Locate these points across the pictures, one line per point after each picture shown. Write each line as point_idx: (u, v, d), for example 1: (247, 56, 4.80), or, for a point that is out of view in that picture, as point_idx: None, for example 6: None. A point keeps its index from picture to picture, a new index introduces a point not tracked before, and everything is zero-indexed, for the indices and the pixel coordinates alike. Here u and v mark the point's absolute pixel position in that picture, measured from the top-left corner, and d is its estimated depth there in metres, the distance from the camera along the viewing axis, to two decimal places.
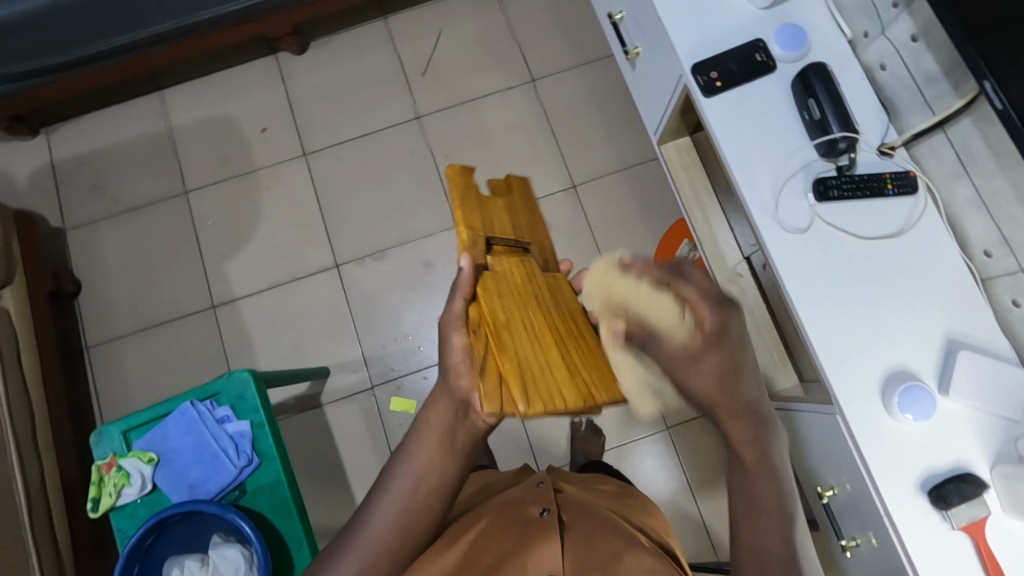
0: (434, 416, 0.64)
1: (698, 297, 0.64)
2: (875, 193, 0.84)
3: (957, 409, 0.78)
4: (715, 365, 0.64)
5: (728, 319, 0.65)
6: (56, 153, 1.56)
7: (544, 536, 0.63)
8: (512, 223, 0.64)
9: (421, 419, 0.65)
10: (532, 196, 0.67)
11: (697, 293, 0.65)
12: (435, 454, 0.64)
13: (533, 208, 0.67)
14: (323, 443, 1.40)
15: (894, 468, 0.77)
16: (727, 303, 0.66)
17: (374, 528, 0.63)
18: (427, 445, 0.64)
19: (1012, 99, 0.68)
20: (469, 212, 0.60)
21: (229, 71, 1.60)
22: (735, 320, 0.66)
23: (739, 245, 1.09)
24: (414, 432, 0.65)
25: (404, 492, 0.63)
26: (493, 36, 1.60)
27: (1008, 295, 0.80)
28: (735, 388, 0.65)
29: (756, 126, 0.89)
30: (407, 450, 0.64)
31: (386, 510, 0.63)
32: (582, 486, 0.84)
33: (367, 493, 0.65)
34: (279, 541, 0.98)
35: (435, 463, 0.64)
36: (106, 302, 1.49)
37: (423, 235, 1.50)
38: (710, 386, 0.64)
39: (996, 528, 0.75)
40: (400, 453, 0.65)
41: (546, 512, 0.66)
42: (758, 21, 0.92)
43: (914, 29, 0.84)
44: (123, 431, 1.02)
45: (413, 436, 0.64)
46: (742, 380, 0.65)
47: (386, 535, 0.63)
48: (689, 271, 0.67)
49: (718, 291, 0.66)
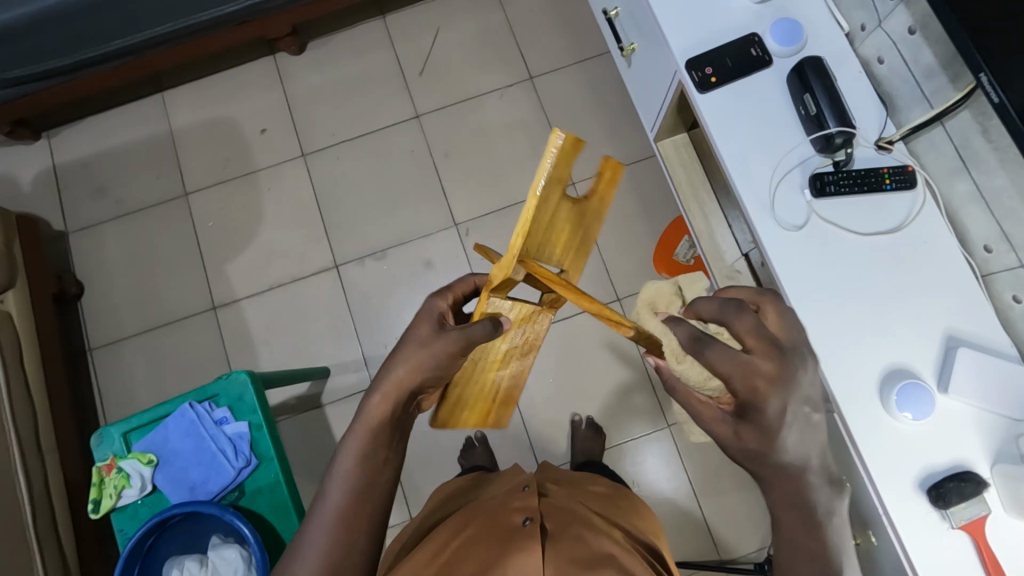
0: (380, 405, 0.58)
1: (732, 367, 0.54)
2: (872, 188, 0.83)
3: (957, 407, 0.77)
4: (742, 439, 0.55)
5: (787, 376, 0.54)
6: (58, 157, 1.57)
7: (526, 542, 0.61)
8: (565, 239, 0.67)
9: (364, 410, 0.58)
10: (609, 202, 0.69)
11: (737, 365, 0.54)
12: (388, 439, 0.57)
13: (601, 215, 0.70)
14: (325, 442, 1.41)
15: (893, 468, 0.76)
16: (780, 354, 0.55)
17: (324, 532, 0.53)
18: (376, 431, 0.57)
19: (1009, 93, 0.67)
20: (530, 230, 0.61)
21: (228, 73, 1.60)
22: (798, 381, 0.54)
23: (738, 243, 1.08)
24: (356, 421, 0.58)
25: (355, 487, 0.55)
26: (492, 34, 1.59)
27: (1008, 291, 0.79)
28: (778, 466, 0.54)
29: (752, 122, 0.88)
30: (351, 447, 0.56)
31: (333, 513, 0.53)
32: (573, 488, 0.84)
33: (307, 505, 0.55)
34: (278, 542, 0.99)
35: (389, 447, 0.57)
36: (109, 304, 1.50)
37: (423, 234, 1.50)
38: (739, 451, 0.56)
39: (997, 527, 0.74)
40: (343, 452, 0.56)
41: (528, 521, 0.65)
42: (754, 16, 0.91)
43: (911, 22, 0.82)
44: (123, 432, 1.03)
45: (356, 429, 0.57)
46: (790, 449, 0.54)
47: (337, 540, 0.53)
48: (738, 323, 0.57)
49: (770, 339, 0.56)
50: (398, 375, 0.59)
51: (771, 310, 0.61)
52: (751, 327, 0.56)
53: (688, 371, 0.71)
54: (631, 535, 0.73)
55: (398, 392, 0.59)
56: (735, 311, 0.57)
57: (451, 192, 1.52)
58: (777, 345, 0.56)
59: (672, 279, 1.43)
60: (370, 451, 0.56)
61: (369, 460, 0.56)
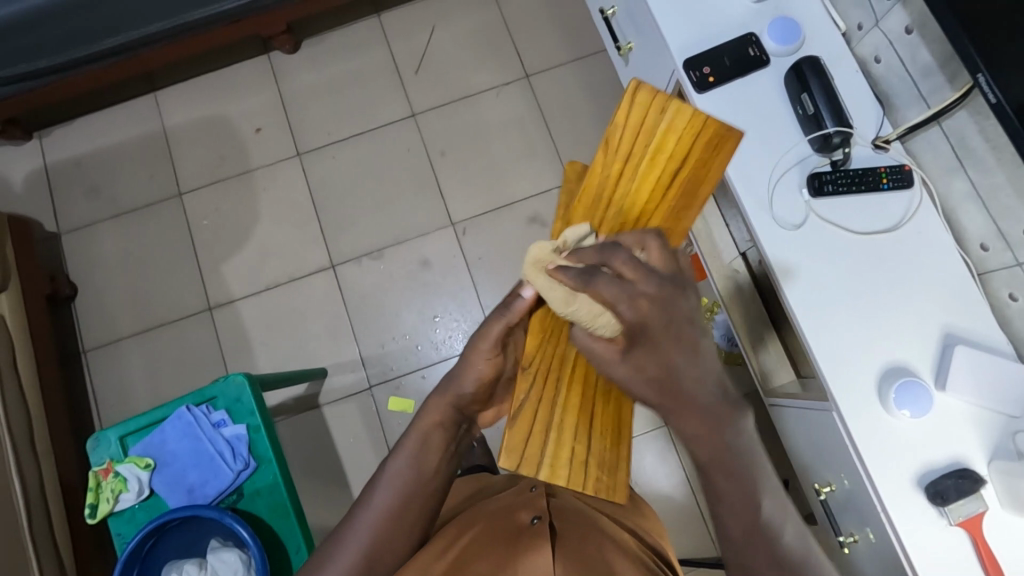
0: (434, 422, 0.62)
1: (615, 295, 0.45)
2: (869, 188, 0.83)
3: (954, 404, 0.77)
4: (646, 367, 0.47)
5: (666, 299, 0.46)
6: (50, 157, 1.55)
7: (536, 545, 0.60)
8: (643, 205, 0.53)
9: (420, 421, 0.63)
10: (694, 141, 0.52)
11: (617, 290, 0.45)
12: (436, 457, 0.63)
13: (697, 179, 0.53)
14: (323, 443, 1.40)
15: (890, 464, 0.77)
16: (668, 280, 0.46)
17: (369, 527, 0.61)
18: (431, 446, 0.63)
19: (1006, 92, 0.67)
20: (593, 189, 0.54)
21: (221, 72, 1.59)
22: (682, 304, 0.47)
23: (736, 241, 1.07)
24: (412, 427, 0.63)
25: (403, 488, 0.62)
26: (487, 32, 1.59)
27: (1005, 289, 0.80)
28: (678, 392, 0.48)
29: (750, 123, 0.88)
30: (405, 450, 0.63)
31: (368, 525, 0.61)
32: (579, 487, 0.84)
33: (362, 491, 0.64)
34: (277, 545, 0.98)
35: (432, 475, 0.63)
36: (104, 306, 1.48)
37: (420, 233, 1.49)
38: (643, 389, 0.48)
39: (994, 524, 0.74)
40: (397, 452, 0.63)
41: (537, 519, 0.65)
42: (751, 15, 0.91)
43: (908, 21, 0.83)
44: (120, 436, 1.02)
45: (411, 438, 0.62)
46: (687, 376, 0.47)
47: (376, 534, 0.61)
48: (612, 257, 0.46)
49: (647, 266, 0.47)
50: (446, 393, 0.62)
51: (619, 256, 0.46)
52: (610, 286, 0.45)
53: (582, 316, 0.47)
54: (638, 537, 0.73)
55: (447, 414, 0.62)
56: (610, 249, 0.47)
57: (448, 191, 1.51)
58: (658, 274, 0.46)
59: None
60: (415, 472, 0.62)
61: (410, 479, 0.62)
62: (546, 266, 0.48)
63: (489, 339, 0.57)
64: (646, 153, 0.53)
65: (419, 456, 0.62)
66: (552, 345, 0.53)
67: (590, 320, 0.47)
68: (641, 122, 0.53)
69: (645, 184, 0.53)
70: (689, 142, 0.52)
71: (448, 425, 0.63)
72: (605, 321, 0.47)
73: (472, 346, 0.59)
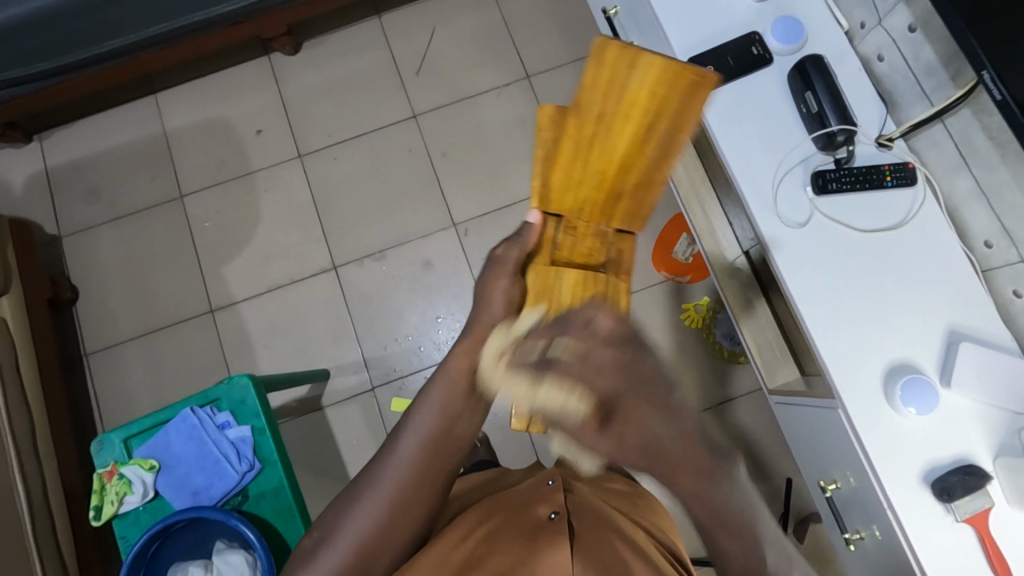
0: (462, 362, 0.68)
1: (583, 377, 0.49)
2: (874, 185, 0.83)
3: (959, 401, 0.78)
4: (628, 441, 0.51)
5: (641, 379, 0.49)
6: (50, 159, 1.55)
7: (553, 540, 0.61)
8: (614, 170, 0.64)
9: (449, 362, 0.68)
10: (673, 95, 0.61)
11: (580, 368, 0.49)
12: (460, 400, 0.67)
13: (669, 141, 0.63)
14: (326, 445, 1.40)
15: (897, 461, 0.77)
16: (618, 346, 0.50)
17: (400, 467, 0.65)
18: (457, 387, 0.67)
19: (1010, 88, 0.68)
20: (569, 145, 0.64)
21: (222, 73, 1.59)
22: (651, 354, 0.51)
23: (738, 238, 1.09)
24: (438, 376, 0.69)
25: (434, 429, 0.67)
26: (488, 33, 1.59)
27: (1009, 286, 0.80)
28: (663, 460, 0.53)
29: (754, 121, 0.88)
30: (435, 393, 0.68)
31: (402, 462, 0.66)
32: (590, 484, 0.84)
33: (390, 436, 0.68)
34: (284, 547, 0.98)
35: (456, 416, 0.68)
36: (105, 308, 1.48)
37: (421, 234, 1.49)
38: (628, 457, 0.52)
39: (1000, 520, 0.75)
40: (426, 398, 0.68)
41: (555, 515, 0.65)
42: (755, 14, 0.91)
43: (911, 20, 0.83)
44: (123, 438, 1.01)
45: (440, 381, 0.68)
46: (668, 442, 0.52)
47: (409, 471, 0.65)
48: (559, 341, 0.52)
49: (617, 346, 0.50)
50: (472, 336, 0.68)
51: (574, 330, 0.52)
52: (568, 371, 0.49)
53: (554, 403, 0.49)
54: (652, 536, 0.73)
55: (476, 356, 0.68)
56: (554, 330, 0.53)
57: (450, 192, 1.51)
58: (612, 343, 0.50)
59: (672, 276, 1.41)
60: (443, 414, 0.67)
61: (439, 419, 0.67)
62: (496, 368, 0.57)
63: (509, 265, 0.66)
64: (621, 113, 0.62)
65: (448, 398, 0.67)
66: (548, 304, 0.63)
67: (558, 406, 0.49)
68: (611, 74, 0.62)
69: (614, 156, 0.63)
70: (662, 95, 0.61)
71: (475, 368, 0.68)
72: (570, 404, 0.49)
73: (493, 272, 0.67)
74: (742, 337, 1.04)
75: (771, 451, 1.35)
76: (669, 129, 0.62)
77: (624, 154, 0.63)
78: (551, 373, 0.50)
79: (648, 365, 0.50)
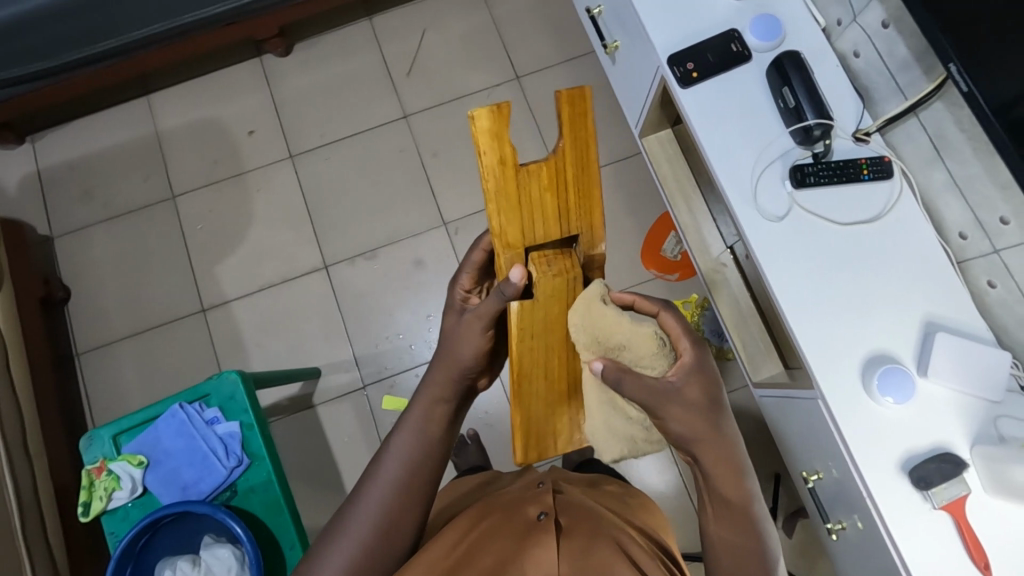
0: (437, 389, 0.66)
1: (677, 410, 0.61)
2: (850, 178, 0.85)
3: (936, 390, 0.79)
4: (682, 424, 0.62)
5: (711, 401, 0.63)
6: (43, 161, 1.56)
7: (543, 534, 0.63)
8: (561, 201, 0.59)
9: (423, 390, 0.66)
10: (591, 144, 0.58)
11: (683, 406, 0.61)
12: (438, 426, 0.66)
13: (590, 161, 0.59)
14: (317, 442, 1.41)
15: (876, 451, 0.78)
16: (693, 373, 0.63)
17: (379, 496, 0.63)
18: (435, 412, 0.66)
19: (978, 82, 0.70)
20: (512, 207, 0.58)
21: (214, 75, 1.60)
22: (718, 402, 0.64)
23: (723, 236, 1.10)
24: (413, 402, 0.67)
25: (412, 457, 0.64)
26: (479, 35, 1.61)
27: (984, 277, 0.81)
28: (710, 434, 0.63)
29: (733, 117, 0.89)
30: (413, 417, 0.66)
31: (381, 491, 0.63)
32: (583, 486, 0.84)
33: (371, 462, 0.66)
34: (272, 541, 0.99)
35: (430, 451, 0.65)
36: (97, 309, 1.49)
37: (413, 234, 1.51)
38: (683, 426, 0.62)
39: (977, 507, 0.76)
40: (403, 423, 0.66)
41: (544, 515, 0.66)
42: (734, 12, 0.93)
43: (884, 16, 0.85)
44: (113, 434, 1.02)
45: (416, 407, 0.66)
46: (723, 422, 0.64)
47: (387, 502, 0.63)
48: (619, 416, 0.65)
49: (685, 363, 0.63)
50: (440, 366, 0.67)
51: (668, 317, 0.65)
52: (677, 326, 0.65)
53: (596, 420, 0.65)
54: (648, 534, 0.73)
55: (447, 390, 0.66)
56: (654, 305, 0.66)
57: (440, 191, 1.53)
58: (685, 367, 0.63)
59: (660, 273, 1.44)
60: (420, 440, 0.65)
61: (414, 454, 0.64)
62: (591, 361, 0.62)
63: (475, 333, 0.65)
64: (557, 166, 0.58)
65: (426, 422, 0.65)
66: None
67: (642, 360, 0.63)
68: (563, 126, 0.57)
69: (547, 195, 0.59)
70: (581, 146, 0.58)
71: (449, 398, 0.66)
72: (654, 361, 0.63)
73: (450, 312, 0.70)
74: (726, 329, 1.06)
75: (760, 447, 1.36)
76: (588, 156, 0.59)
77: (561, 193, 0.59)
78: (665, 321, 0.65)
79: (712, 405, 0.63)
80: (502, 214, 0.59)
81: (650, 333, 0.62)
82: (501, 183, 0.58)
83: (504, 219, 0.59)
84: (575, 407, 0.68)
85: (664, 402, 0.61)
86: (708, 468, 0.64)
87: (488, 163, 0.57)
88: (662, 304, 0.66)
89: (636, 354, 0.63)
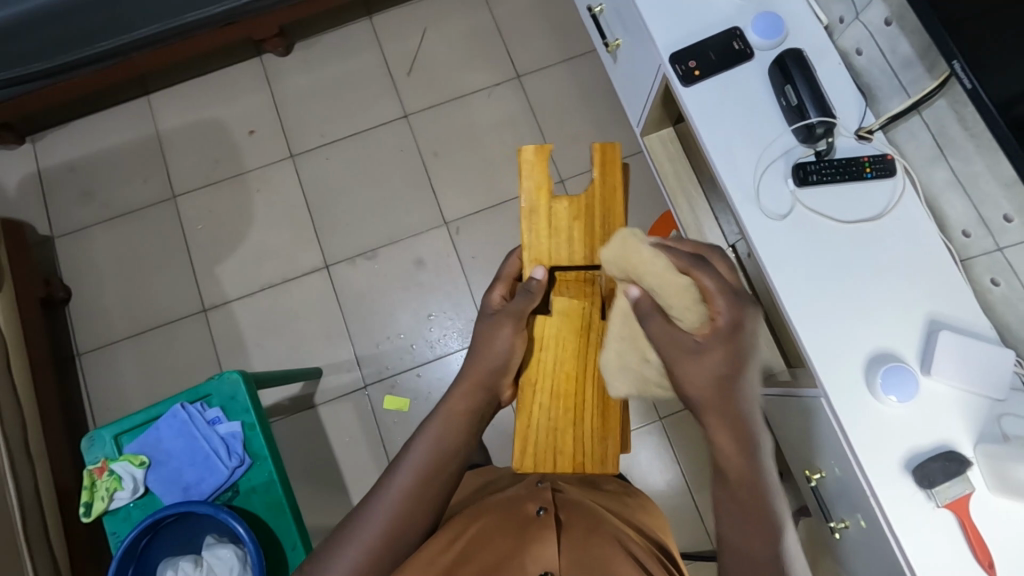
0: (461, 404, 0.69)
1: (701, 360, 0.62)
2: (853, 177, 0.85)
3: (940, 388, 0.79)
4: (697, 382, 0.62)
5: (735, 363, 0.63)
6: (43, 161, 1.56)
7: (545, 534, 0.62)
8: (586, 228, 0.75)
9: (446, 404, 0.69)
10: (618, 187, 0.75)
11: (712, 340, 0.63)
12: (457, 442, 0.67)
13: (615, 200, 0.75)
14: (319, 442, 1.41)
15: (880, 450, 0.78)
16: (729, 332, 0.63)
17: (391, 501, 0.64)
18: (454, 428, 0.68)
19: (981, 79, 0.69)
20: (545, 225, 0.75)
21: (214, 75, 1.60)
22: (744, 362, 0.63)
23: (725, 235, 1.10)
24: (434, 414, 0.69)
25: (429, 467, 0.66)
26: (478, 34, 1.60)
27: (987, 275, 0.81)
28: (730, 400, 0.63)
29: (736, 116, 0.89)
30: (433, 430, 0.68)
31: (396, 496, 0.64)
32: (583, 484, 0.84)
33: (386, 468, 0.67)
34: (274, 540, 0.98)
35: (449, 464, 0.67)
36: (98, 309, 1.49)
37: (413, 233, 1.50)
38: (697, 389, 0.63)
39: (981, 505, 0.75)
40: (422, 434, 0.67)
41: (543, 510, 0.66)
42: (736, 11, 0.93)
43: (887, 14, 0.85)
44: (114, 435, 1.02)
45: (437, 420, 0.68)
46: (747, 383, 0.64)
47: (399, 509, 0.64)
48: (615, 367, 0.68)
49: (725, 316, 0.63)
50: (469, 378, 0.70)
51: (718, 262, 0.67)
52: (714, 280, 0.64)
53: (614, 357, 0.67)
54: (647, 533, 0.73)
55: (472, 405, 0.69)
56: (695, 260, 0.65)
57: (441, 191, 1.52)
58: (727, 306, 0.64)
59: None
60: (438, 452, 0.66)
61: (433, 462, 0.66)
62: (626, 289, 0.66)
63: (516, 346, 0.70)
64: (587, 200, 0.75)
65: (445, 436, 0.67)
66: None
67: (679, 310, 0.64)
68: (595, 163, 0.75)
69: (576, 225, 0.75)
70: (606, 183, 0.75)
71: (471, 415, 0.69)
72: (689, 312, 0.63)
73: (496, 321, 0.71)
74: None
75: None
76: (613, 192, 0.75)
77: (588, 222, 0.75)
78: (700, 273, 0.64)
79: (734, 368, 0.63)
80: (535, 229, 0.75)
81: (678, 282, 0.63)
82: (535, 206, 0.75)
83: (533, 240, 0.74)
84: (586, 430, 0.71)
85: (680, 356, 0.62)
86: (712, 434, 0.63)
87: (528, 188, 0.75)
88: (707, 250, 0.68)
89: (673, 299, 0.63)
